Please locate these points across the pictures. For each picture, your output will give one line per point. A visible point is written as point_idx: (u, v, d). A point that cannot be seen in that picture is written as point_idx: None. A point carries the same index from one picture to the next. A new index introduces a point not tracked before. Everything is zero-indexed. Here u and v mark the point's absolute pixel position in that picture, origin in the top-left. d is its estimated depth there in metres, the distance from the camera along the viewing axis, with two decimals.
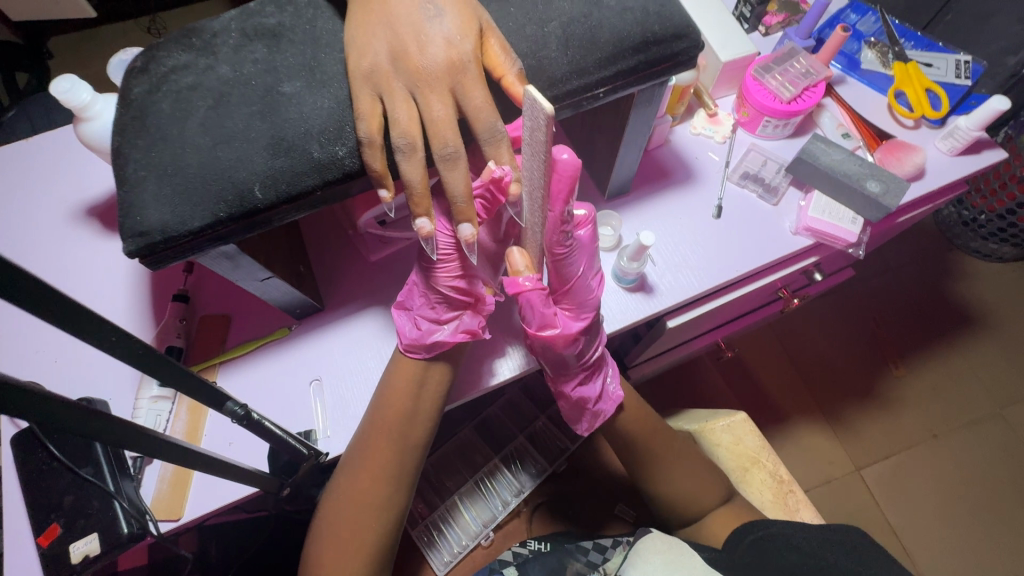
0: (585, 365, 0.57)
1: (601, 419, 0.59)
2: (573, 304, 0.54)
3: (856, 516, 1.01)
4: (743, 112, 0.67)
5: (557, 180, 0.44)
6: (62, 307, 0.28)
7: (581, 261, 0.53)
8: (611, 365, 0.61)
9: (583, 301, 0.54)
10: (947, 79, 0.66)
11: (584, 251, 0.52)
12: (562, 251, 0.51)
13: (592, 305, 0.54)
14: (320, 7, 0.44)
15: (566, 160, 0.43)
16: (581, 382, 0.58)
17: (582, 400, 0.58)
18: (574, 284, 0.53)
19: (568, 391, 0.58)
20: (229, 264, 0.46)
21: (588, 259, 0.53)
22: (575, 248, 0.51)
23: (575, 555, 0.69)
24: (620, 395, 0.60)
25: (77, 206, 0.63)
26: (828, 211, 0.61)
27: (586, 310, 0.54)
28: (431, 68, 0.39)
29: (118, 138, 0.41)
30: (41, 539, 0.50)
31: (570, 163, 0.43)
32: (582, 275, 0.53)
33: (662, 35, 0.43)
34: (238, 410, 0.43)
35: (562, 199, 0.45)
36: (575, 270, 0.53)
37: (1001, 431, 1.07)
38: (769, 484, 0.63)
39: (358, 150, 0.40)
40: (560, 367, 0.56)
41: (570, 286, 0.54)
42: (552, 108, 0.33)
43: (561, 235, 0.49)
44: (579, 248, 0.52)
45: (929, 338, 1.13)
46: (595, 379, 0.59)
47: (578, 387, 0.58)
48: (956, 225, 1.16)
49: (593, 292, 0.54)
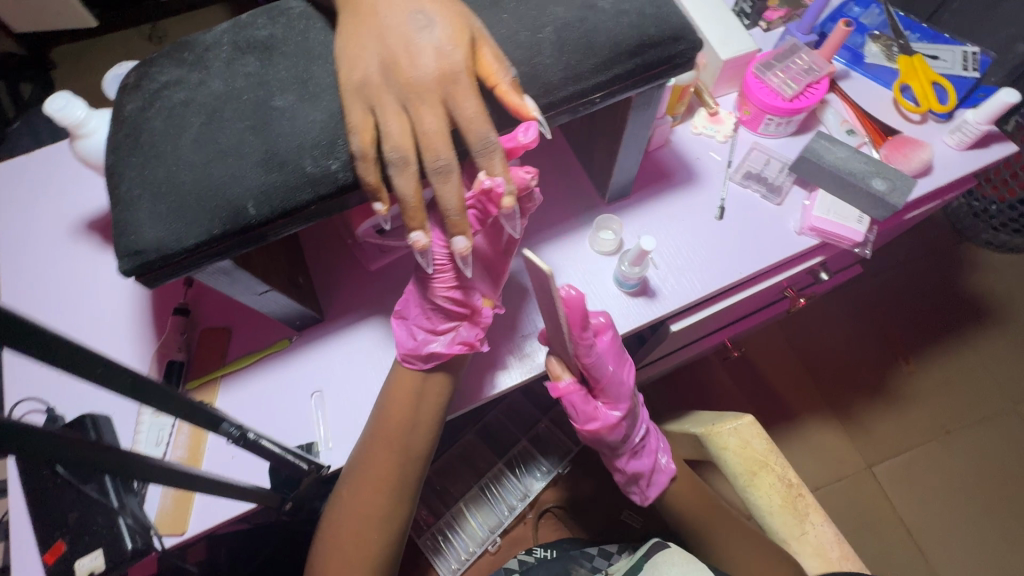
0: (633, 444, 0.66)
1: (654, 491, 0.69)
2: (610, 397, 0.59)
3: (868, 514, 1.00)
4: (745, 111, 0.66)
5: (573, 314, 0.51)
6: (47, 341, 0.27)
7: (609, 359, 0.56)
8: (658, 441, 0.70)
9: (617, 393, 0.58)
10: (954, 71, 0.65)
11: (609, 354, 0.56)
12: (591, 359, 0.54)
13: (627, 394, 0.59)
14: (312, 18, 0.43)
15: (575, 296, 0.50)
16: (630, 459, 0.68)
17: (635, 474, 0.68)
18: (607, 381, 0.57)
19: (622, 466, 0.68)
20: (226, 280, 0.46)
21: (616, 358, 0.57)
22: (600, 354, 0.55)
23: (579, 561, 0.70)
24: (671, 468, 0.68)
25: (77, 221, 0.63)
26: (834, 211, 0.60)
27: (622, 401, 0.59)
28: (422, 79, 0.39)
29: (112, 156, 0.40)
30: (47, 556, 0.50)
31: (578, 297, 0.50)
32: (613, 372, 0.57)
33: (658, 38, 0.43)
34: (234, 430, 0.43)
35: (580, 323, 0.51)
36: (606, 369, 0.56)
37: (1015, 425, 1.05)
38: (779, 488, 0.61)
39: (351, 164, 0.39)
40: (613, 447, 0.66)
41: (604, 383, 0.58)
42: (548, 267, 0.43)
43: (586, 350, 0.54)
44: (605, 353, 0.56)
45: (940, 332, 1.11)
46: (644, 456, 0.68)
47: (632, 461, 0.67)
48: (966, 216, 1.15)
49: (626, 384, 0.58)
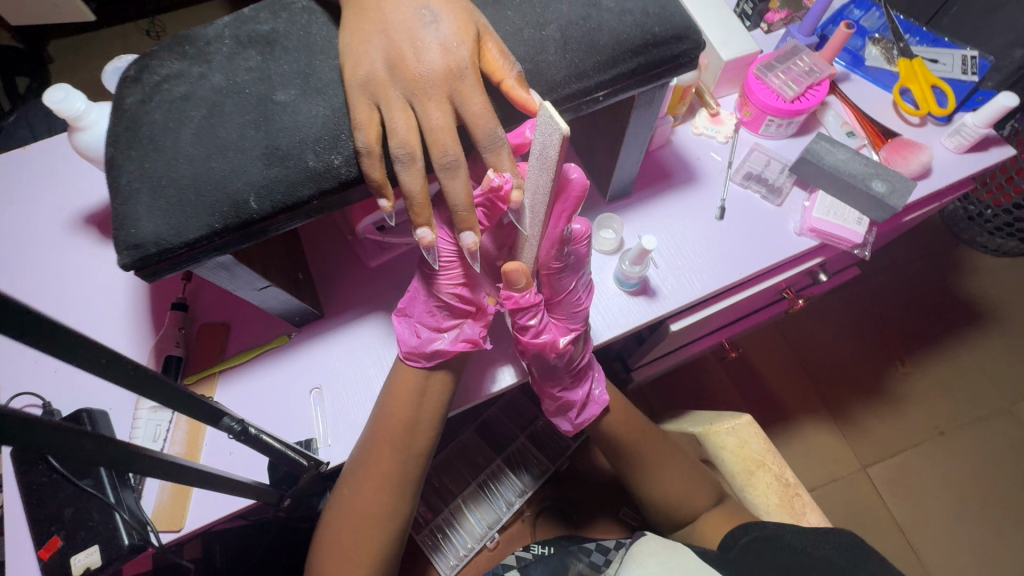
0: (572, 370, 0.59)
1: (584, 423, 0.62)
2: (562, 316, 0.55)
3: (863, 514, 1.00)
4: (745, 112, 0.66)
5: (564, 199, 0.45)
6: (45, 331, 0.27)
7: (574, 276, 0.54)
8: (595, 369, 0.63)
9: (572, 313, 0.55)
10: (953, 74, 0.65)
11: (578, 264, 0.53)
12: (558, 265, 0.52)
13: (581, 316, 0.55)
14: (314, 13, 0.43)
15: (575, 179, 0.45)
16: (566, 386, 0.60)
17: (567, 404, 0.61)
18: (565, 296, 0.55)
19: (554, 393, 0.60)
20: (226, 276, 0.46)
21: (580, 272, 0.54)
22: (570, 261, 0.53)
23: (577, 555, 0.69)
24: (604, 399, 0.62)
25: (75, 215, 0.62)
26: (833, 212, 0.60)
27: (575, 322, 0.55)
28: (428, 75, 0.39)
29: (111, 149, 0.40)
30: (42, 552, 0.50)
31: (580, 181, 0.45)
32: (574, 288, 0.54)
33: (661, 37, 0.43)
34: (235, 425, 0.42)
35: (565, 216, 0.47)
36: (568, 284, 0.54)
37: (1007, 427, 1.06)
38: (776, 488, 0.61)
39: (355, 159, 0.39)
40: (548, 370, 0.57)
41: (561, 298, 0.55)
42: (568, 128, 0.31)
43: (556, 251, 0.50)
44: (575, 262, 0.53)
45: (934, 335, 1.12)
46: (580, 385, 0.61)
47: (564, 390, 0.60)
48: (961, 219, 1.15)
49: (583, 305, 0.55)
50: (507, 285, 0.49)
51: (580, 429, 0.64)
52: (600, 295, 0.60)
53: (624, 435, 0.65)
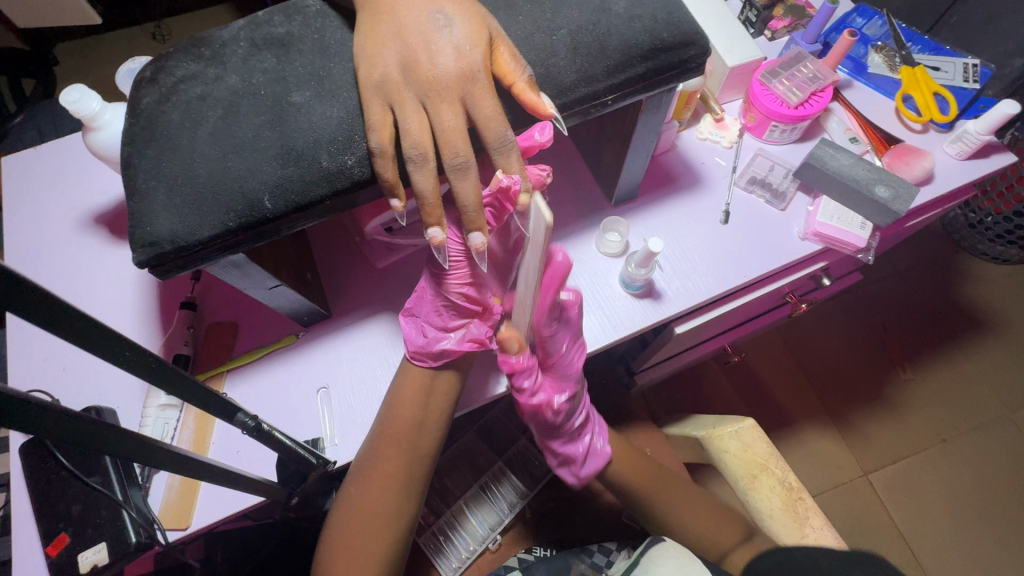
0: (571, 428, 0.63)
1: (589, 475, 0.64)
2: (557, 376, 0.60)
3: (865, 521, 1.00)
4: (750, 117, 0.67)
5: (551, 274, 0.51)
6: (73, 322, 0.28)
7: (566, 338, 0.56)
8: (595, 423, 0.66)
9: (565, 372, 0.59)
10: (954, 82, 0.67)
11: (568, 333, 0.56)
12: (548, 333, 0.55)
13: (573, 376, 0.60)
14: (328, 17, 0.44)
15: (560, 260, 0.50)
16: (565, 438, 0.64)
17: (568, 458, 0.64)
18: (557, 359, 0.58)
19: (554, 449, 0.64)
20: (237, 274, 0.46)
21: (572, 337, 0.57)
22: (560, 330, 0.56)
23: (579, 556, 0.70)
24: (605, 452, 0.64)
25: (85, 215, 0.63)
26: (837, 217, 0.61)
27: (567, 382, 0.60)
28: (441, 77, 0.39)
29: (128, 148, 0.41)
30: (49, 548, 0.50)
31: (564, 263, 0.50)
32: (565, 351, 0.57)
33: (670, 43, 0.43)
34: (248, 421, 0.43)
35: (553, 288, 0.52)
36: (559, 346, 0.57)
37: (1008, 435, 1.06)
38: (779, 492, 0.61)
39: (367, 160, 0.40)
40: (547, 425, 0.63)
41: (552, 360, 0.58)
42: (553, 217, 0.35)
43: (548, 318, 0.54)
44: (565, 327, 0.56)
45: (935, 341, 1.12)
46: (581, 438, 0.64)
47: (564, 445, 0.64)
48: (962, 227, 1.16)
49: (574, 364, 0.58)
50: (502, 349, 0.54)
51: (584, 482, 0.66)
52: (605, 297, 0.60)
53: (632, 480, 0.65)
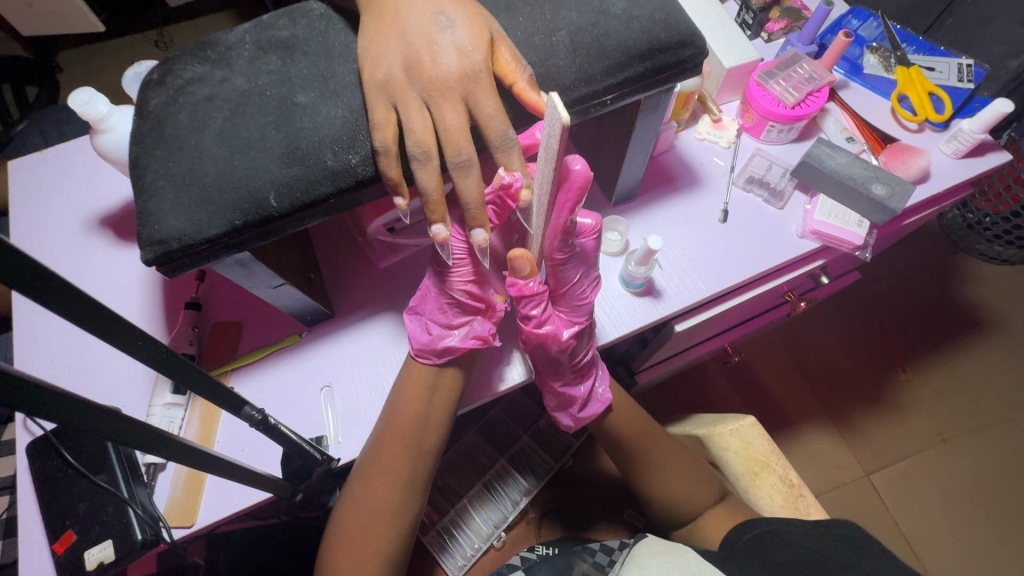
0: (575, 366, 0.58)
1: (587, 419, 0.61)
2: (569, 309, 0.56)
3: (868, 522, 1.00)
4: (747, 118, 0.68)
5: (567, 189, 0.46)
6: (94, 314, 0.29)
7: (579, 269, 0.54)
8: (601, 367, 0.63)
9: (576, 306, 0.55)
10: (948, 82, 0.67)
11: (584, 258, 0.54)
12: (562, 255, 0.52)
13: (584, 311, 0.55)
14: (332, 20, 0.45)
15: (578, 171, 0.45)
16: (568, 382, 0.60)
17: (568, 400, 0.61)
18: (569, 289, 0.55)
19: (555, 388, 0.60)
20: (243, 272, 0.47)
21: (586, 267, 0.55)
22: (575, 255, 0.53)
23: (581, 555, 0.69)
24: (607, 398, 0.62)
25: (90, 218, 0.64)
26: (834, 215, 0.62)
27: (578, 316, 0.55)
28: (444, 77, 0.40)
29: (137, 148, 0.42)
30: (57, 546, 0.50)
31: (582, 174, 0.45)
32: (578, 281, 0.55)
33: (667, 43, 0.44)
34: (256, 414, 0.44)
35: (567, 207, 0.47)
36: (572, 276, 0.55)
37: (1011, 435, 1.06)
38: (780, 488, 0.61)
39: (372, 158, 0.41)
40: (550, 363, 0.56)
41: (564, 290, 0.55)
42: (569, 118, 0.30)
43: (561, 243, 0.51)
44: (580, 256, 0.54)
45: (936, 342, 1.12)
46: (583, 381, 0.60)
47: (565, 386, 0.60)
48: (960, 228, 1.16)
49: (587, 298, 0.55)
50: (512, 271, 0.50)
51: (580, 426, 0.64)
52: (607, 295, 0.61)
53: (627, 426, 0.65)
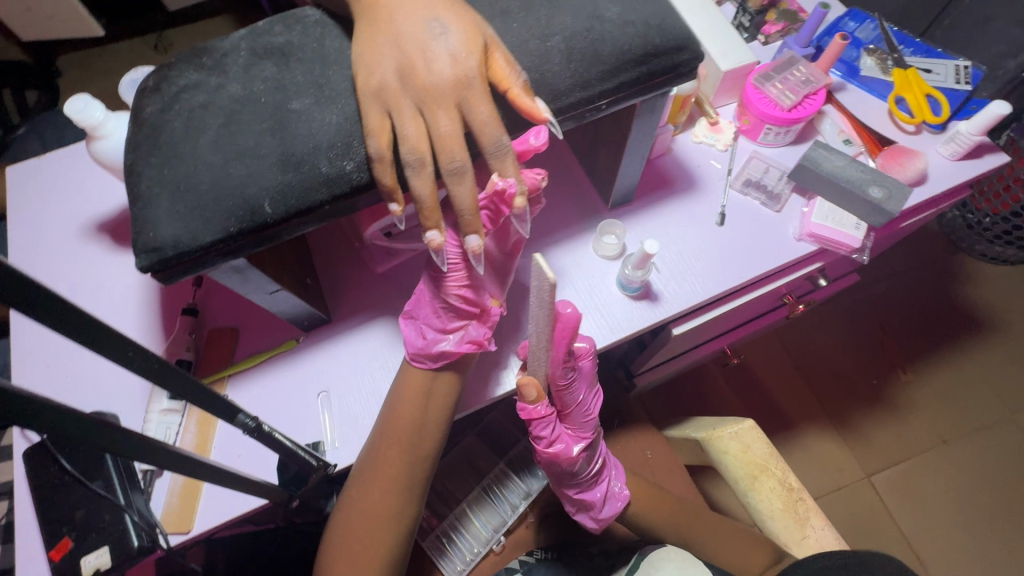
0: (590, 471, 0.62)
1: (607, 519, 0.63)
2: (575, 425, 0.61)
3: (868, 524, 1.00)
4: (744, 121, 0.67)
5: (562, 329, 0.50)
6: (89, 325, 0.29)
7: (581, 388, 0.58)
8: (613, 467, 0.66)
9: (582, 422, 0.60)
10: (947, 84, 0.67)
11: (584, 380, 0.57)
12: (564, 383, 0.56)
13: (591, 424, 0.61)
14: (327, 26, 0.45)
15: (569, 313, 0.49)
16: (585, 487, 0.62)
17: (586, 504, 0.63)
18: (575, 408, 0.59)
19: (572, 496, 0.63)
20: (239, 279, 0.47)
21: (588, 385, 0.58)
22: (576, 379, 0.57)
23: (581, 558, 0.72)
24: (623, 495, 0.64)
25: (87, 223, 0.64)
26: (831, 218, 0.61)
27: (585, 429, 0.60)
28: (437, 84, 0.40)
29: (132, 156, 0.42)
30: (53, 553, 0.50)
31: (574, 315, 0.49)
32: (582, 400, 0.59)
33: (662, 48, 0.44)
34: (250, 422, 0.44)
35: (565, 342, 0.51)
36: (576, 397, 0.58)
37: (1012, 436, 1.06)
38: (779, 493, 0.61)
39: (366, 165, 0.41)
40: (564, 473, 0.62)
41: (571, 410, 0.59)
42: (553, 275, 0.39)
43: (563, 369, 0.55)
44: (581, 377, 0.57)
45: (936, 343, 1.12)
46: (598, 485, 0.63)
47: (581, 492, 0.63)
48: (960, 228, 1.16)
49: (591, 411, 0.60)
50: (522, 398, 0.55)
51: (602, 525, 0.65)
52: (604, 299, 0.61)
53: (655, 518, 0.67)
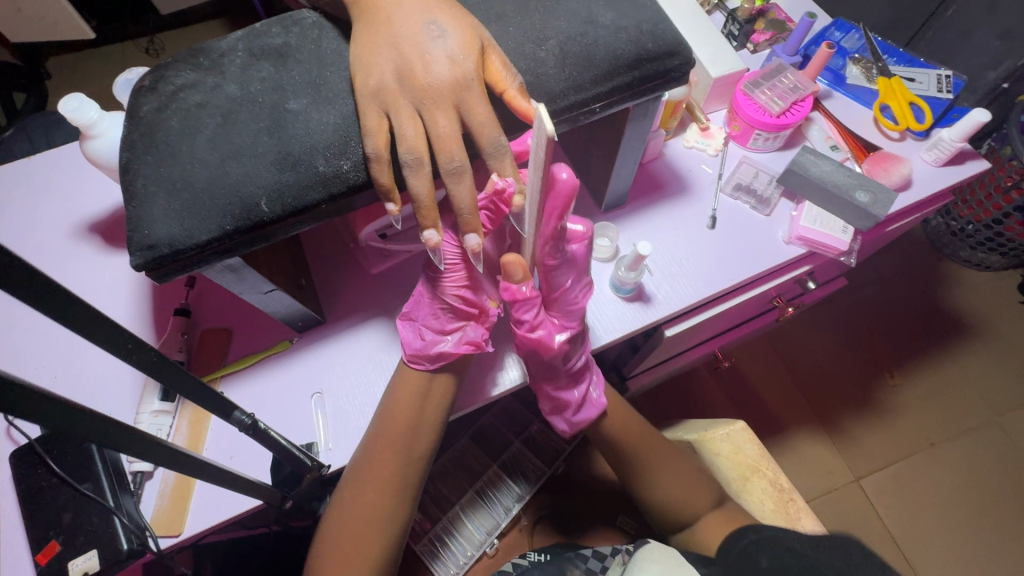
0: (570, 370, 0.58)
1: (581, 423, 0.61)
2: (560, 314, 0.56)
3: (858, 527, 1.01)
4: (734, 126, 0.69)
5: (554, 198, 0.45)
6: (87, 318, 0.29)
7: (570, 274, 0.55)
8: (595, 372, 0.62)
9: (568, 310, 0.55)
10: (929, 93, 0.69)
11: (575, 264, 0.54)
12: (553, 261, 0.53)
13: (578, 315, 0.56)
14: (324, 28, 0.45)
15: (565, 180, 0.44)
16: (561, 386, 0.59)
17: (562, 404, 0.60)
18: (562, 293, 0.55)
19: (549, 392, 0.59)
20: (233, 278, 0.47)
21: (577, 272, 0.55)
22: (567, 261, 0.54)
23: (574, 561, 0.70)
24: (601, 402, 0.61)
25: (79, 224, 0.63)
26: (819, 221, 0.63)
27: (571, 320, 0.56)
28: (436, 84, 0.41)
29: (128, 154, 0.42)
30: (39, 557, 0.49)
31: (569, 183, 0.44)
32: (570, 287, 0.55)
33: (655, 53, 0.45)
34: (246, 419, 0.44)
35: (555, 215, 0.47)
36: (564, 280, 0.55)
37: (997, 438, 1.08)
38: (770, 492, 0.62)
39: (363, 164, 0.41)
40: (543, 365, 0.58)
41: (557, 294, 0.55)
42: (554, 129, 0.30)
43: (552, 248, 0.52)
44: (570, 261, 0.54)
45: (922, 347, 1.14)
46: (577, 386, 0.60)
47: (559, 390, 0.60)
48: (944, 235, 1.19)
49: (579, 302, 0.56)
50: (505, 276, 0.51)
51: (575, 431, 0.63)
52: (598, 301, 0.61)
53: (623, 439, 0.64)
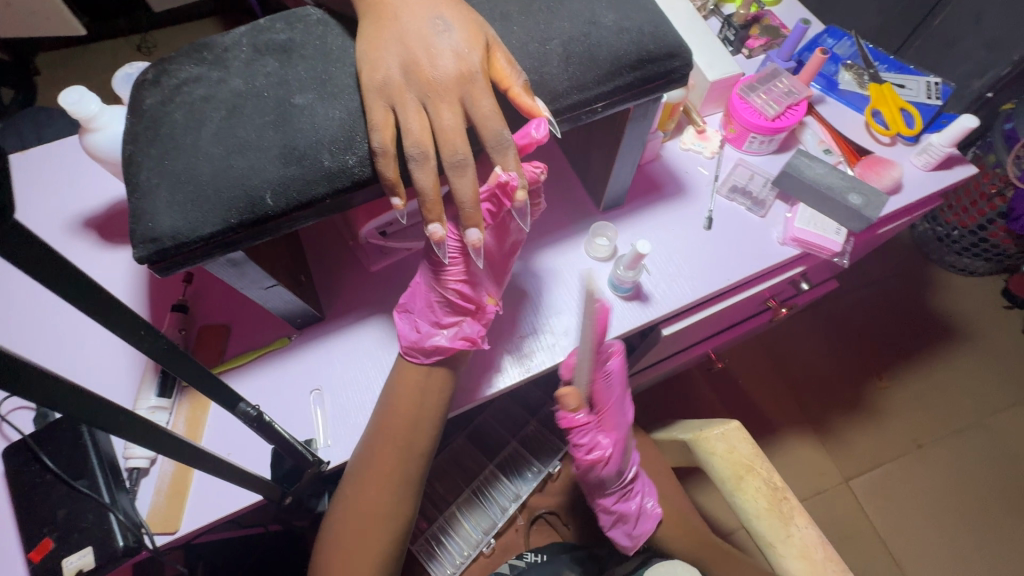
0: (623, 483, 0.64)
1: (640, 537, 0.65)
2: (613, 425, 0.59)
3: (848, 528, 1.02)
4: (730, 129, 0.70)
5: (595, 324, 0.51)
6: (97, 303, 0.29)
7: (615, 384, 0.58)
8: (646, 484, 0.67)
9: (618, 423, 0.59)
10: (919, 99, 0.71)
11: (619, 380, 0.58)
12: (600, 379, 0.57)
13: (625, 424, 0.60)
14: (329, 25, 0.46)
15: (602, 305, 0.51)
16: (618, 500, 0.64)
17: (621, 516, 0.65)
18: (610, 407, 0.58)
19: (608, 506, 0.65)
20: (235, 273, 0.47)
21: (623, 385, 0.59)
22: (611, 379, 0.57)
23: (570, 563, 0.71)
24: (656, 512, 0.66)
25: (73, 220, 0.63)
26: (813, 223, 0.64)
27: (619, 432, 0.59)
28: (441, 79, 0.41)
29: (131, 147, 0.42)
30: (32, 554, 0.48)
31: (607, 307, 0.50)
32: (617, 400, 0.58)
33: (656, 54, 0.46)
34: (251, 411, 0.44)
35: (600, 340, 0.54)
36: (610, 392, 0.58)
37: (982, 440, 1.10)
38: (764, 491, 0.62)
39: (369, 159, 0.41)
40: (596, 484, 0.63)
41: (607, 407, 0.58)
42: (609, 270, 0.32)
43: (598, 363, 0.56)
44: (614, 378, 0.58)
45: (909, 350, 1.16)
46: (633, 499, 0.65)
47: (617, 502, 0.64)
48: (931, 241, 1.21)
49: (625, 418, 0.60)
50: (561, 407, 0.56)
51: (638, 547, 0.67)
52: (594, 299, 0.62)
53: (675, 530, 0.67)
